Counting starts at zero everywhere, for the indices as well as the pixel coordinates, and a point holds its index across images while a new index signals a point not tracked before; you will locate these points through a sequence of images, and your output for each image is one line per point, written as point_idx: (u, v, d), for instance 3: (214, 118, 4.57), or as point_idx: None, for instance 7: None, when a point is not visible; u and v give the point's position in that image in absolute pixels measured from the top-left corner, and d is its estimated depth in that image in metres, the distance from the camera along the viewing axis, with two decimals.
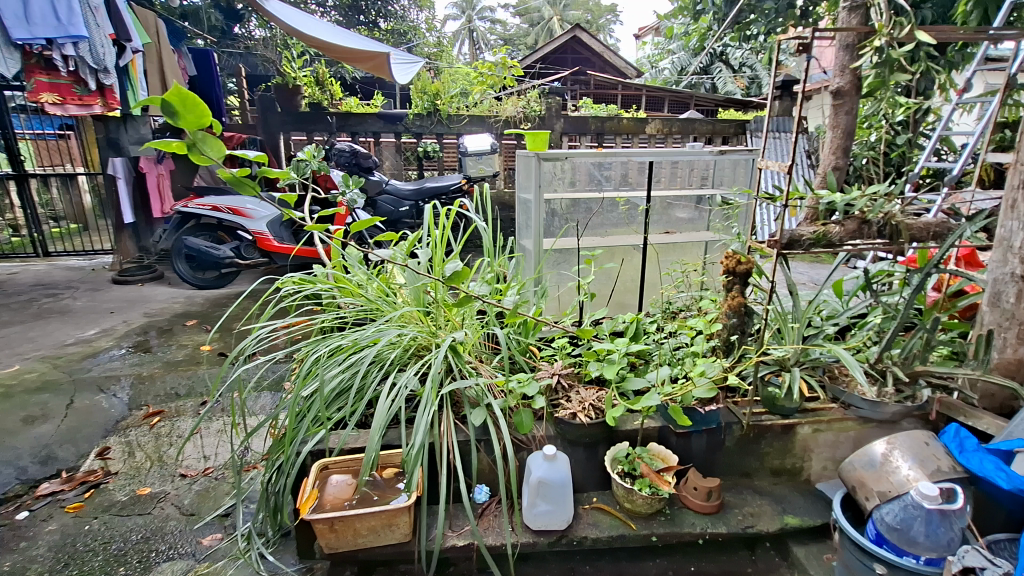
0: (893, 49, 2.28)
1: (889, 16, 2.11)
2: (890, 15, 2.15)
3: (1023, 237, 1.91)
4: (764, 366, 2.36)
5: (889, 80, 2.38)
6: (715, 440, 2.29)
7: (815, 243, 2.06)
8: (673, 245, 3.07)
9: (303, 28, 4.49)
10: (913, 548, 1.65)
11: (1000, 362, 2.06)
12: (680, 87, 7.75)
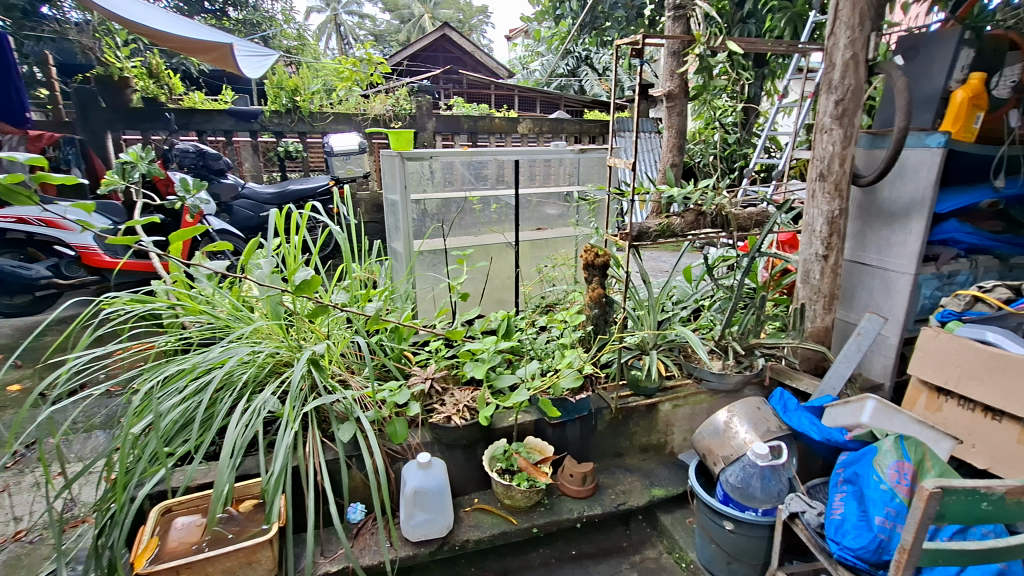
0: (711, 56, 2.52)
1: (706, 27, 2.35)
2: (708, 24, 2.37)
3: (823, 222, 2.22)
4: (626, 352, 2.51)
5: (711, 86, 2.66)
6: (587, 425, 2.40)
7: (661, 234, 2.23)
8: (542, 242, 3.17)
9: (132, 17, 3.89)
10: (752, 502, 1.87)
11: (814, 330, 2.39)
12: (549, 88, 8.04)
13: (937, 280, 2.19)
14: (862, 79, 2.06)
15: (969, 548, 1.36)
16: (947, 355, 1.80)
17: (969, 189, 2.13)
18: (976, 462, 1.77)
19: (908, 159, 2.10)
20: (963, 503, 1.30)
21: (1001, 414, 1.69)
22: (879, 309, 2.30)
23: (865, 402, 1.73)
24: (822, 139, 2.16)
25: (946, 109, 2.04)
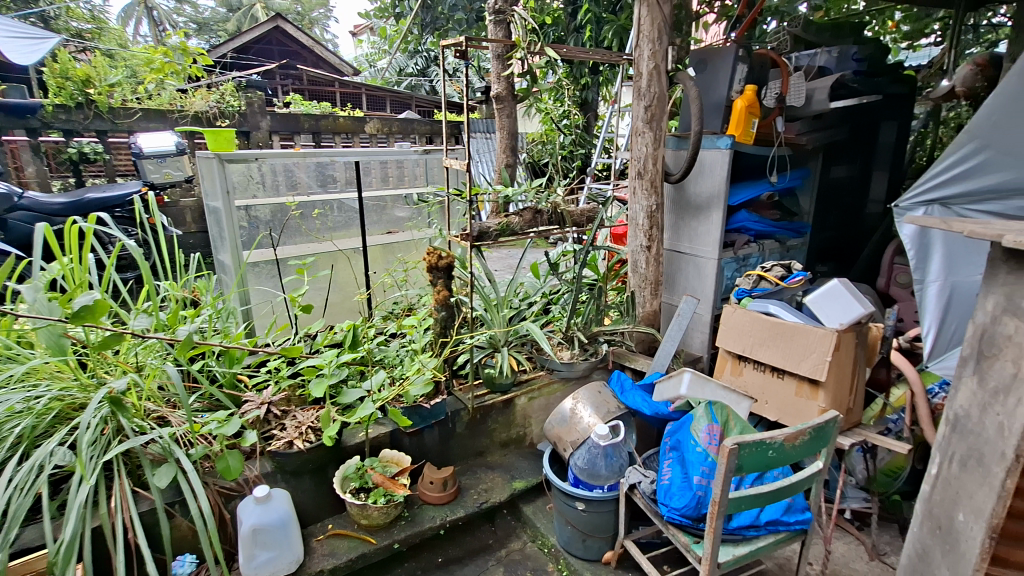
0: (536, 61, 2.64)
1: (525, 33, 2.47)
2: (528, 31, 2.49)
3: (644, 216, 2.45)
4: (478, 351, 2.54)
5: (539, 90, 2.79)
6: (445, 429, 2.38)
7: (501, 233, 2.28)
8: (391, 245, 3.07)
9: None
10: (598, 481, 2.00)
11: (644, 314, 2.64)
12: (399, 88, 7.87)
13: (736, 262, 2.53)
14: (665, 88, 2.31)
15: (764, 492, 1.60)
16: (743, 327, 2.10)
17: (752, 184, 2.51)
18: (769, 414, 2.08)
19: (705, 158, 2.40)
20: (755, 454, 1.52)
21: (783, 371, 2.01)
22: (694, 291, 2.60)
23: (683, 374, 1.91)
24: (638, 142, 2.38)
25: (730, 116, 2.37)
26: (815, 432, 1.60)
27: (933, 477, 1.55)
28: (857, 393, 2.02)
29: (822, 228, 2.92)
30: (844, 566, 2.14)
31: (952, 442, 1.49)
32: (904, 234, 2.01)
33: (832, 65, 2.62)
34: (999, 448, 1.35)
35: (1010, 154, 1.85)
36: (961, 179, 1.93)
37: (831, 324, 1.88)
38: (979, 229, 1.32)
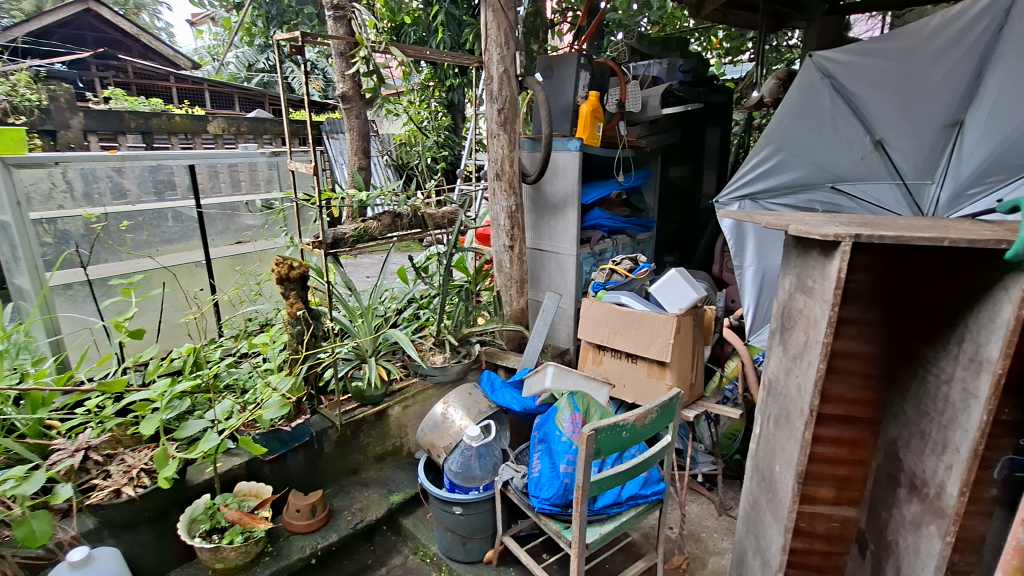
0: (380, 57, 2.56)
1: (367, 31, 2.41)
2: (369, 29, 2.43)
3: (505, 216, 2.51)
4: (344, 363, 2.42)
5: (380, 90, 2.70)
6: (311, 450, 2.23)
7: (358, 239, 2.23)
8: (240, 257, 2.81)
9: None
10: (473, 483, 2.00)
11: (512, 312, 2.71)
12: (250, 84, 7.22)
13: (593, 257, 2.69)
14: (515, 92, 2.39)
15: (622, 471, 1.71)
16: (599, 318, 2.23)
17: (602, 184, 2.68)
18: (627, 397, 2.24)
19: (558, 160, 2.53)
20: (610, 436, 1.62)
21: (636, 356, 2.17)
22: (557, 287, 2.72)
23: (547, 368, 2.08)
24: (494, 144, 2.43)
25: (578, 120, 2.51)
26: (662, 410, 1.75)
27: (758, 436, 1.80)
28: (698, 369, 2.27)
29: (666, 222, 3.23)
30: (698, 525, 2.38)
31: (770, 404, 1.73)
32: (725, 227, 2.26)
33: (663, 75, 2.92)
34: (798, 405, 1.56)
35: (798, 155, 2.18)
36: (764, 176, 2.22)
37: (671, 309, 2.09)
38: (772, 220, 1.53)
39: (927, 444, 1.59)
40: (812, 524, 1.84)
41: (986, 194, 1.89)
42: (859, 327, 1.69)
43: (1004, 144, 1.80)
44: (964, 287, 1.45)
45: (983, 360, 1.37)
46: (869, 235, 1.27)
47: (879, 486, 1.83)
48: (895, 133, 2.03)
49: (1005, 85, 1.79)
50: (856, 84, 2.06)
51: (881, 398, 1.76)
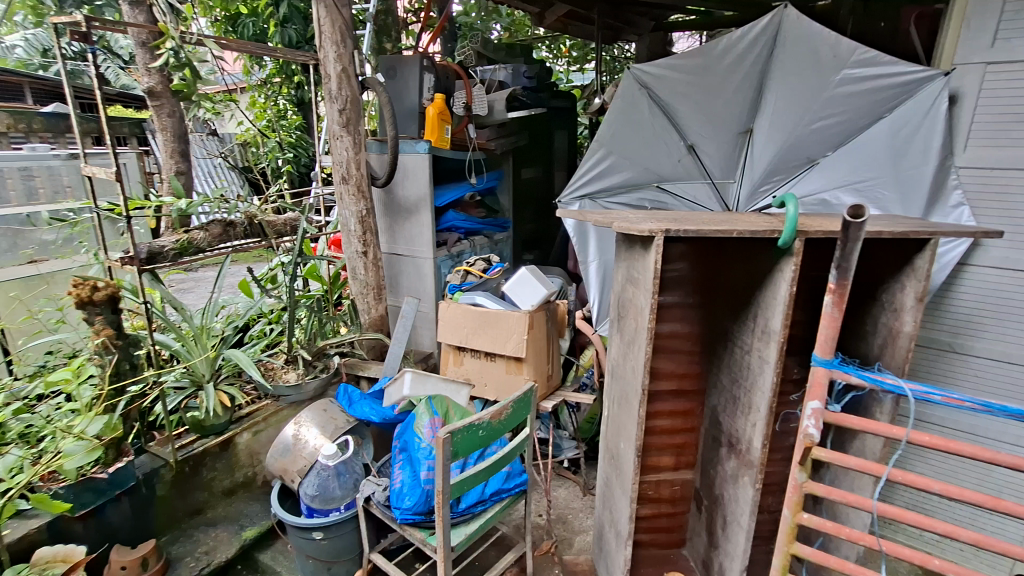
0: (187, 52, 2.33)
1: (173, 21, 2.16)
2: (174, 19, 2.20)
3: (354, 221, 2.43)
4: (176, 394, 2.18)
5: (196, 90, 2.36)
6: (138, 496, 1.95)
7: (181, 253, 2.03)
8: (21, 279, 2.27)
9: None
10: (333, 504, 1.90)
11: (371, 321, 2.63)
12: (46, 74, 6.11)
13: (450, 259, 2.70)
14: (356, 91, 2.32)
15: (483, 468, 1.74)
16: (456, 320, 2.25)
17: (455, 186, 2.72)
18: (490, 395, 2.29)
19: (407, 162, 2.53)
20: (464, 437, 1.63)
21: (495, 355, 2.22)
22: (416, 291, 2.70)
23: (405, 376, 2.04)
24: (337, 145, 2.33)
25: (425, 122, 2.51)
26: (517, 404, 1.81)
27: (607, 418, 1.93)
28: (554, 361, 2.39)
29: (523, 221, 3.36)
30: (565, 508, 2.52)
31: (614, 387, 1.87)
32: (568, 226, 2.37)
33: (509, 80, 3.07)
34: (634, 386, 1.70)
35: (626, 158, 2.38)
36: (599, 178, 2.39)
37: (524, 307, 2.17)
38: (601, 218, 1.67)
39: (738, 407, 1.83)
40: (659, 491, 2.16)
41: (773, 190, 2.22)
42: (681, 311, 1.97)
43: (784, 146, 2.15)
44: (756, 270, 1.69)
45: (772, 331, 1.60)
46: (677, 230, 1.43)
47: (708, 449, 2.06)
48: (703, 138, 2.32)
49: (779, 97, 2.14)
50: (667, 95, 2.31)
51: (704, 372, 2.04)
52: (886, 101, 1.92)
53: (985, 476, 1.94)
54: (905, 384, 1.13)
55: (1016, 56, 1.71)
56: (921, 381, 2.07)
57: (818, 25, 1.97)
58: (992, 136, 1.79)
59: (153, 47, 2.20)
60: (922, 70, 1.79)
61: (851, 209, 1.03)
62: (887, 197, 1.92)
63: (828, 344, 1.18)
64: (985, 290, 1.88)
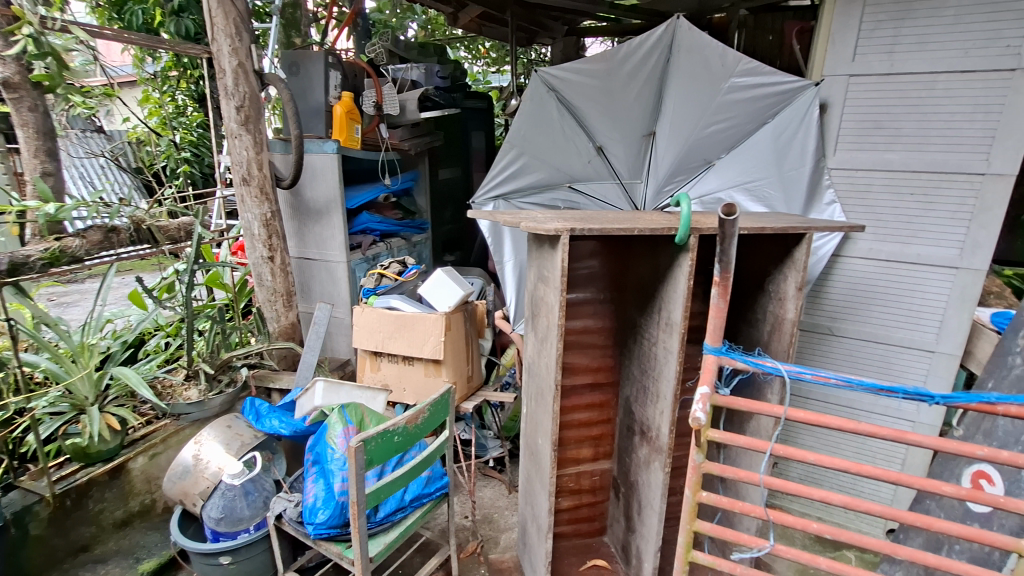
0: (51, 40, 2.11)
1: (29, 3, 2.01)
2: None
3: (258, 225, 2.31)
4: (53, 419, 2.00)
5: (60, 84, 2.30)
6: (5, 539, 1.72)
7: (50, 263, 1.83)
8: None
9: None
10: (241, 525, 1.79)
11: (280, 329, 2.51)
12: None
13: (366, 262, 2.63)
14: (255, 88, 2.22)
15: (400, 475, 1.69)
16: (371, 324, 2.19)
17: (368, 188, 2.67)
18: (410, 399, 2.26)
19: (315, 163, 2.44)
20: (380, 444, 1.60)
21: (412, 358, 2.19)
22: (330, 296, 2.62)
23: (317, 385, 1.98)
24: (235, 145, 2.22)
25: (332, 121, 2.48)
26: (433, 407, 1.78)
27: (526, 415, 1.96)
28: (474, 361, 2.41)
29: (442, 223, 3.34)
30: (490, 507, 2.52)
31: (530, 384, 1.90)
32: (483, 226, 2.38)
33: (422, 79, 3.06)
34: (548, 381, 1.74)
35: (538, 159, 2.39)
36: (512, 178, 2.39)
37: (440, 308, 2.16)
38: (510, 219, 1.69)
39: (648, 396, 1.91)
40: (579, 481, 2.23)
41: (676, 189, 2.34)
42: (592, 306, 2.05)
43: (683, 148, 2.27)
44: (658, 265, 1.77)
45: (673, 323, 1.69)
46: (581, 228, 1.47)
47: (623, 438, 2.14)
48: (610, 140, 2.41)
49: (677, 102, 2.26)
50: (576, 97, 2.35)
51: (617, 364, 2.13)
52: (768, 108, 2.11)
53: (860, 446, 2.22)
54: (782, 365, 1.23)
55: (872, 69, 1.93)
56: (807, 363, 2.27)
57: (708, 37, 2.10)
58: (857, 141, 2.00)
59: (10, 32, 2.09)
60: (795, 80, 2.01)
61: (725, 206, 1.10)
62: (772, 194, 2.10)
63: (716, 332, 1.26)
64: (855, 278, 2.10)
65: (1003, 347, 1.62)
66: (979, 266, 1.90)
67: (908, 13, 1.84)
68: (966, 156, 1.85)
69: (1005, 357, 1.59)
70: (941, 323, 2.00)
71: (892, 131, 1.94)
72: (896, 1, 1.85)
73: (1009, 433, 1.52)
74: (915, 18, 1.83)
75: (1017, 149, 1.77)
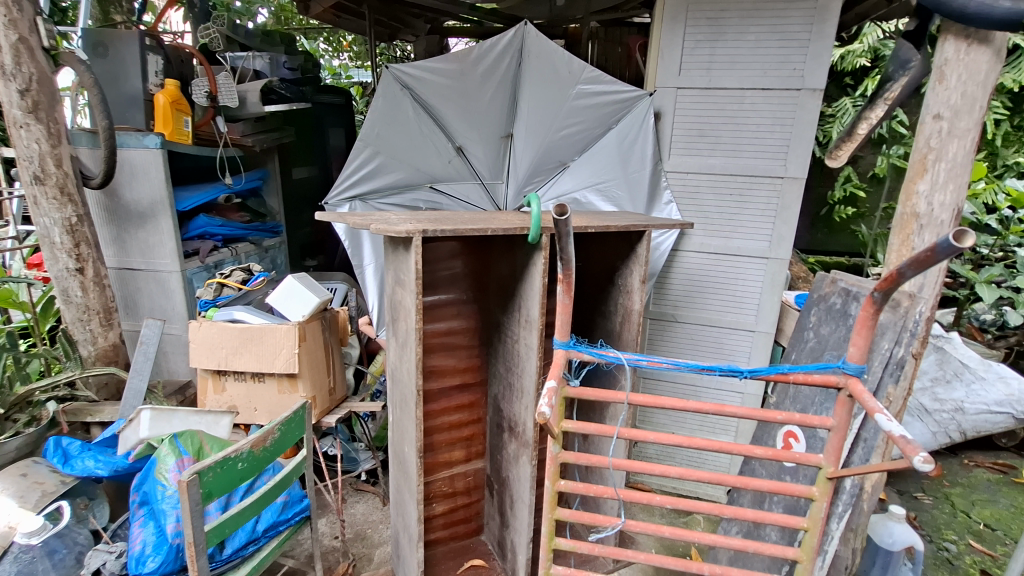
0: None
1: None
2: None
3: (60, 232, 1.96)
4: None
5: None
6: None
7: None
8: None
9: None
10: None
11: (97, 353, 2.14)
12: None
13: (205, 271, 2.39)
14: (46, 68, 1.88)
15: (248, 504, 1.50)
16: (211, 340, 1.97)
17: (206, 188, 2.45)
18: (262, 419, 2.09)
19: (133, 159, 2.15)
20: (219, 475, 1.41)
21: (263, 375, 2.02)
22: (161, 311, 2.32)
23: (141, 415, 1.73)
24: (20, 136, 1.85)
25: (153, 112, 2.20)
26: (284, 427, 1.63)
27: (392, 423, 1.88)
28: (336, 372, 2.30)
29: (301, 226, 3.24)
30: (363, 523, 2.39)
31: (394, 391, 1.83)
32: (339, 229, 2.25)
33: (266, 70, 2.81)
34: (410, 387, 1.69)
35: (394, 158, 2.30)
36: (368, 178, 2.28)
37: (293, 318, 2.01)
38: (360, 221, 1.62)
39: (514, 392, 1.93)
40: (453, 484, 2.21)
41: (536, 189, 2.41)
42: (455, 307, 2.04)
43: (540, 149, 2.37)
44: (515, 263, 1.80)
45: (531, 319, 1.73)
46: (433, 230, 1.45)
47: (493, 436, 2.16)
48: (469, 141, 2.41)
49: (532, 105, 2.35)
50: (432, 97, 2.32)
51: (484, 363, 2.14)
52: (611, 115, 2.28)
53: (704, 421, 2.48)
54: (622, 355, 1.33)
55: (695, 83, 2.16)
56: (656, 349, 2.48)
57: (553, 43, 2.25)
58: (686, 146, 2.23)
59: None
60: (633, 90, 2.20)
61: (556, 208, 1.09)
62: (621, 195, 2.27)
63: (564, 327, 1.32)
64: (691, 270, 2.34)
65: (801, 323, 1.90)
66: (784, 256, 2.22)
67: (720, 35, 2.09)
68: (770, 162, 2.15)
69: (803, 332, 1.88)
70: (758, 306, 2.30)
71: (713, 138, 2.19)
72: (710, 23, 2.09)
73: (808, 397, 1.79)
74: (726, 40, 2.09)
75: (806, 156, 2.10)
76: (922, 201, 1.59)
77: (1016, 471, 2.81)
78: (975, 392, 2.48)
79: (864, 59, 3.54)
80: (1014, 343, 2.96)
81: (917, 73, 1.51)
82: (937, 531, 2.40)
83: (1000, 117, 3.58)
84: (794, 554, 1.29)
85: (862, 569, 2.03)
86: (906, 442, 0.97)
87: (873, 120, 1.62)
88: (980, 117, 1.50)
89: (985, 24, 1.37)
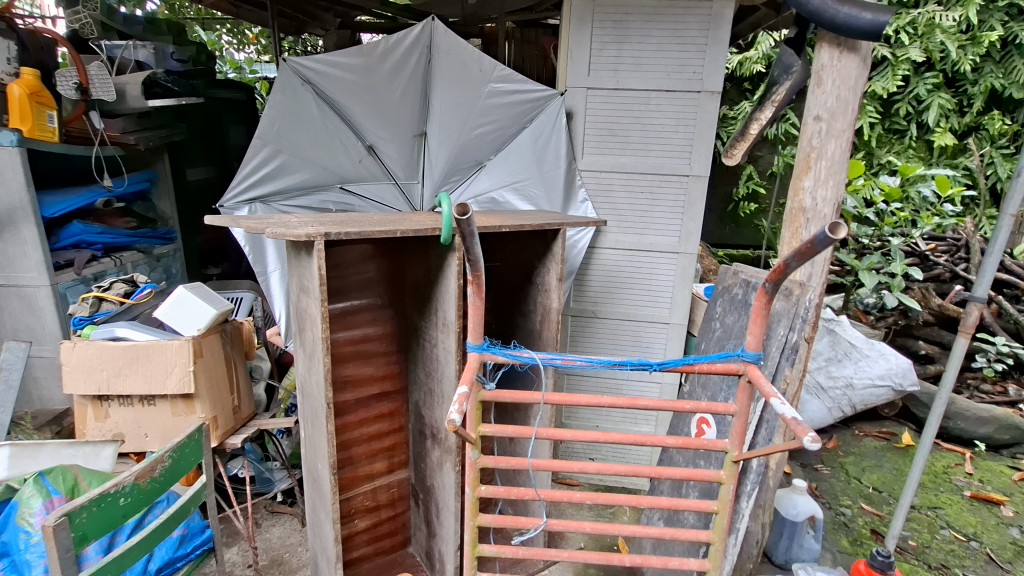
0: None
1: None
2: None
3: None
4: None
5: None
6: None
7: None
8: None
9: None
10: None
11: None
12: None
13: (82, 284, 2.15)
14: None
15: (134, 543, 1.32)
16: (88, 362, 1.75)
17: (81, 191, 2.23)
18: (155, 446, 1.89)
19: None
20: (98, 514, 1.23)
21: (153, 398, 1.83)
22: (27, 332, 2.05)
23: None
24: None
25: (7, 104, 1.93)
26: (177, 454, 1.45)
27: (304, 439, 1.76)
28: (240, 390, 2.13)
29: (195, 232, 3.02)
30: (280, 548, 2.22)
31: (304, 405, 1.72)
32: (238, 234, 2.08)
33: (151, 62, 2.58)
34: (319, 399, 1.58)
35: (297, 156, 2.16)
36: (269, 178, 2.13)
37: (186, 332, 1.84)
38: (256, 224, 1.50)
39: (434, 398, 1.86)
40: (376, 496, 2.12)
41: (451, 189, 2.33)
42: (370, 313, 1.95)
43: (455, 148, 2.32)
44: (429, 264, 1.74)
45: (447, 322, 1.68)
46: (335, 232, 1.36)
47: (416, 444, 2.09)
48: (381, 139, 2.30)
49: (444, 102, 2.30)
50: (337, 93, 2.21)
51: (403, 369, 2.06)
52: (524, 114, 2.29)
53: (626, 413, 2.55)
54: (536, 354, 1.32)
55: (603, 83, 2.20)
56: (577, 345, 2.52)
57: (463, 40, 2.25)
58: (598, 146, 2.27)
59: None
60: (544, 89, 2.24)
61: (458, 208, 1.07)
62: (536, 193, 2.27)
63: (476, 329, 1.30)
64: (607, 266, 2.40)
65: (709, 313, 2.00)
66: (692, 250, 2.32)
67: (625, 36, 2.15)
68: (676, 161, 2.24)
69: (711, 322, 1.97)
70: (671, 300, 2.39)
71: (623, 138, 2.25)
72: (615, 26, 2.15)
73: (716, 384, 1.88)
74: (631, 41, 2.15)
75: (708, 155, 2.20)
76: (807, 197, 1.71)
77: (897, 437, 3.13)
78: (862, 367, 2.71)
79: (759, 64, 3.80)
80: (891, 321, 3.34)
81: (798, 77, 1.62)
82: (835, 498, 2.62)
83: (873, 121, 3.98)
84: (706, 537, 1.34)
85: (771, 541, 2.15)
86: (797, 424, 1.03)
87: (762, 121, 1.73)
88: (853, 119, 1.64)
89: (852, 33, 1.49)
